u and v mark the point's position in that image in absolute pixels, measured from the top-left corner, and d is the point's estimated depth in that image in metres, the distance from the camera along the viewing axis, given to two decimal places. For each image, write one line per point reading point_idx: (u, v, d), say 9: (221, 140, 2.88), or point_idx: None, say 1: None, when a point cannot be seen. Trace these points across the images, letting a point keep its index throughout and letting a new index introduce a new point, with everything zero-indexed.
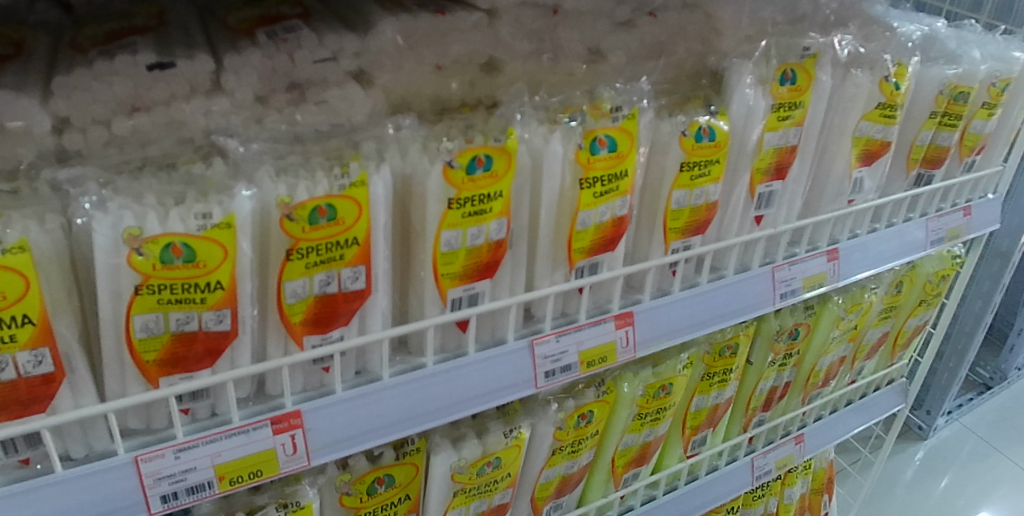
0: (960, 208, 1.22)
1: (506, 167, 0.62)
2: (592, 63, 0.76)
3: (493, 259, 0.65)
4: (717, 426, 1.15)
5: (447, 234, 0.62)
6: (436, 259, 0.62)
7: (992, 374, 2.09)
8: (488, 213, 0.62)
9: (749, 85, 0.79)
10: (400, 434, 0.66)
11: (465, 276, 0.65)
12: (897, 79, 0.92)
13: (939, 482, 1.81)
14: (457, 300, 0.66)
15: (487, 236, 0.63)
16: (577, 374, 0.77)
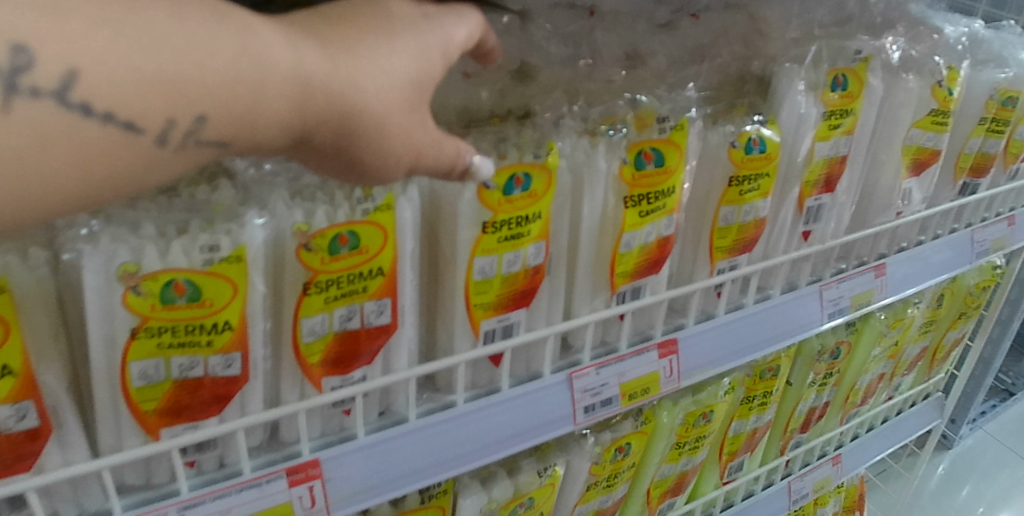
0: (1005, 218, 1.15)
1: (545, 186, 0.56)
2: (631, 70, 0.70)
3: (530, 287, 0.59)
4: (755, 449, 1.08)
5: (481, 261, 0.55)
6: (469, 289, 0.56)
7: (1014, 380, 2.13)
8: (525, 236, 0.56)
9: (801, 92, 0.72)
10: (431, 481, 0.59)
11: (501, 306, 0.58)
12: (949, 84, 0.87)
13: (961, 489, 1.83)
14: (490, 331, 0.59)
15: (525, 262, 0.57)
16: (618, 407, 0.70)
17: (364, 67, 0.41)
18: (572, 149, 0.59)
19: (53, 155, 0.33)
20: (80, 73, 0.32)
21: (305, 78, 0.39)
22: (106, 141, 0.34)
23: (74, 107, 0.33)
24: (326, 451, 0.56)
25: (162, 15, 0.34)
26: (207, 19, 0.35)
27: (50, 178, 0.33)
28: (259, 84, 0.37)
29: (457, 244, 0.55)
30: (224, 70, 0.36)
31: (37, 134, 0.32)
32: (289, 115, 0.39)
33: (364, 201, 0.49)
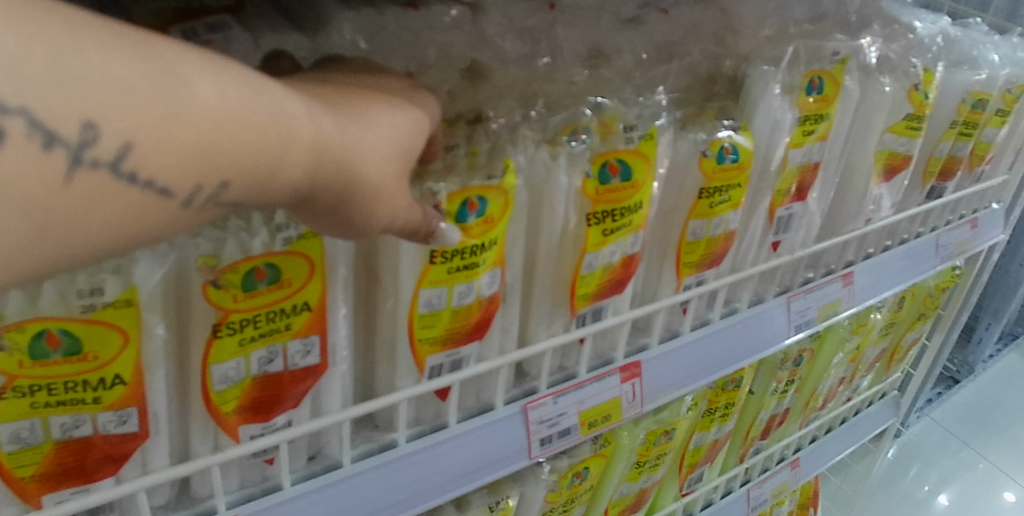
0: (969, 220, 1.12)
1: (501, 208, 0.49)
2: (593, 70, 0.64)
3: (484, 319, 0.53)
4: (714, 460, 1.04)
5: (426, 292, 0.49)
6: (412, 322, 0.50)
7: (959, 367, 2.19)
8: (479, 267, 0.50)
9: (776, 96, 0.67)
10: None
11: (451, 341, 0.52)
12: (925, 88, 0.82)
13: (908, 471, 1.86)
14: (436, 366, 0.53)
15: (480, 292, 0.51)
16: (577, 437, 0.65)
17: (371, 132, 0.38)
18: (530, 160, 0.53)
19: (101, 222, 0.29)
20: (135, 143, 0.29)
21: (323, 146, 0.35)
22: (150, 208, 0.30)
23: (125, 177, 0.29)
24: (248, 505, 0.49)
25: (200, 79, 0.30)
26: (238, 85, 0.32)
27: (94, 246, 0.29)
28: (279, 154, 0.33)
29: (396, 272, 0.48)
30: (255, 137, 0.32)
31: (84, 200, 0.29)
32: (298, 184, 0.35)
33: (284, 229, 0.42)
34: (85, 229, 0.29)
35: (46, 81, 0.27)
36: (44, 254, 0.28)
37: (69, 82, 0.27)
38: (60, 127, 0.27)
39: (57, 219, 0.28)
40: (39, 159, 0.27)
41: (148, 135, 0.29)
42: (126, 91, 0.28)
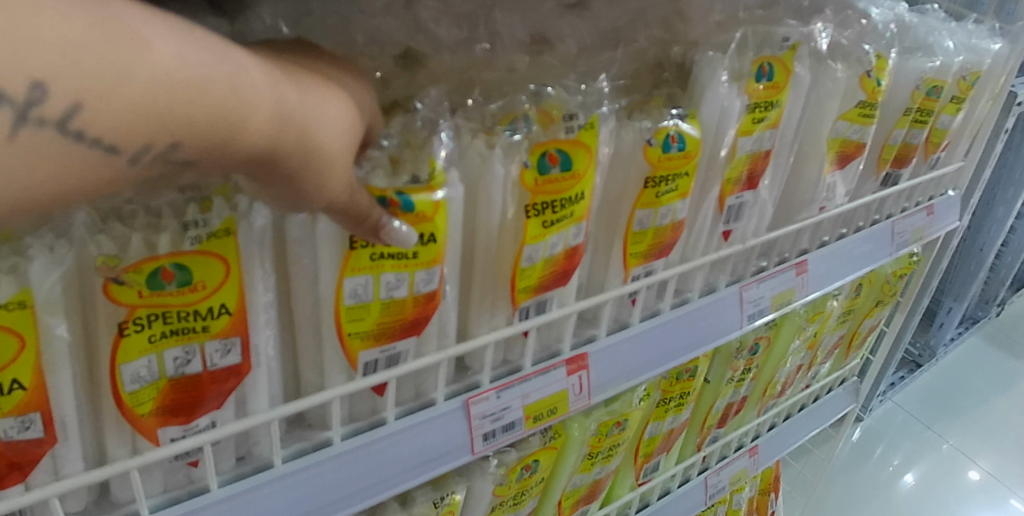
0: (925, 207, 1.13)
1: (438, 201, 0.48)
2: (535, 56, 0.64)
3: (422, 317, 0.51)
4: (671, 449, 1.04)
5: (351, 283, 0.48)
6: (339, 316, 0.49)
7: (921, 351, 2.21)
8: (412, 261, 0.49)
9: (723, 82, 0.66)
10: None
11: (383, 336, 0.51)
12: (878, 74, 0.82)
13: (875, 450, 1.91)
14: (371, 363, 0.52)
15: (413, 285, 0.50)
16: (522, 432, 0.63)
17: (325, 101, 0.39)
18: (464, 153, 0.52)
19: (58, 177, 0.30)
20: (83, 104, 0.29)
21: (286, 118, 0.36)
22: (97, 167, 0.31)
23: (73, 135, 0.29)
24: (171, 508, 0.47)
25: (161, 42, 0.30)
26: (202, 51, 0.31)
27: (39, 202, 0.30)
28: (240, 123, 0.33)
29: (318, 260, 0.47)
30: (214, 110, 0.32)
31: (29, 157, 0.29)
32: (252, 155, 0.35)
33: (193, 227, 0.41)
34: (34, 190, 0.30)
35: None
36: None
37: (20, 41, 0.27)
38: (7, 86, 0.27)
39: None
40: None
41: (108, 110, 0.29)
42: (78, 55, 0.28)
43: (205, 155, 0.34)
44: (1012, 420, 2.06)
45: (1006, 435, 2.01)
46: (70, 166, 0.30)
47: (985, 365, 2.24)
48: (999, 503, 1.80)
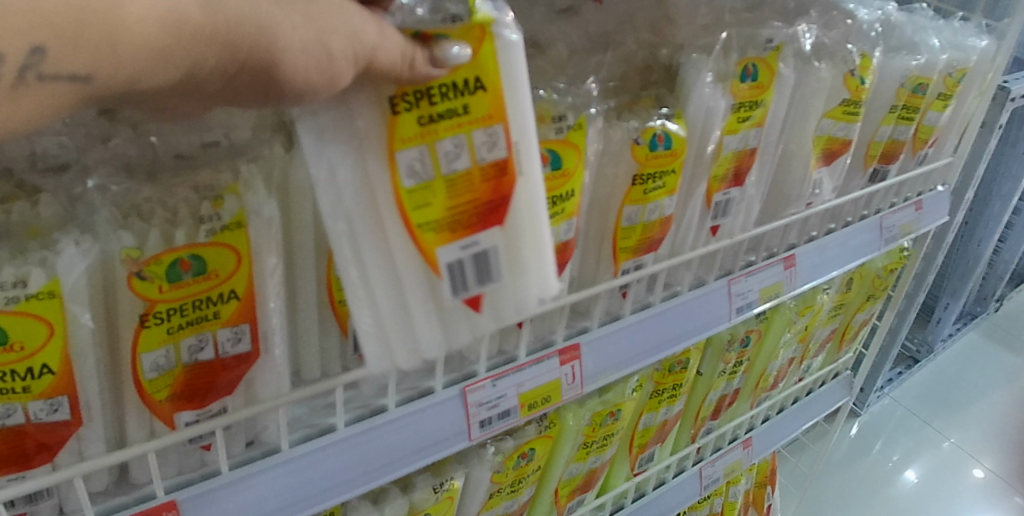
0: (913, 203, 1.15)
1: (480, 35, 0.43)
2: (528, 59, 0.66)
3: (496, 196, 0.47)
4: (665, 440, 1.07)
5: (404, 157, 0.44)
6: (401, 201, 0.45)
7: (919, 347, 2.23)
8: (466, 120, 0.45)
9: (708, 84, 0.69)
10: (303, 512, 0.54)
11: (457, 227, 0.47)
12: (861, 73, 0.84)
13: (873, 446, 1.93)
14: (455, 263, 0.48)
15: (473, 153, 0.45)
16: (516, 419, 0.67)
17: None
18: None
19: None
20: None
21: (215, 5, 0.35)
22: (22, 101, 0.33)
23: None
24: (185, 491, 0.50)
25: None
26: None
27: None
28: (119, 14, 0.33)
29: (368, 145, 0.44)
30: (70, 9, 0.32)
31: None
32: (164, 53, 0.35)
33: (208, 221, 0.44)
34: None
35: None
36: None
37: None
38: None
39: None
40: None
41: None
42: None
43: (120, 73, 0.34)
44: (1009, 414, 2.08)
45: (1003, 430, 2.03)
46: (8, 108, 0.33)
47: (983, 361, 2.26)
48: (997, 501, 1.82)
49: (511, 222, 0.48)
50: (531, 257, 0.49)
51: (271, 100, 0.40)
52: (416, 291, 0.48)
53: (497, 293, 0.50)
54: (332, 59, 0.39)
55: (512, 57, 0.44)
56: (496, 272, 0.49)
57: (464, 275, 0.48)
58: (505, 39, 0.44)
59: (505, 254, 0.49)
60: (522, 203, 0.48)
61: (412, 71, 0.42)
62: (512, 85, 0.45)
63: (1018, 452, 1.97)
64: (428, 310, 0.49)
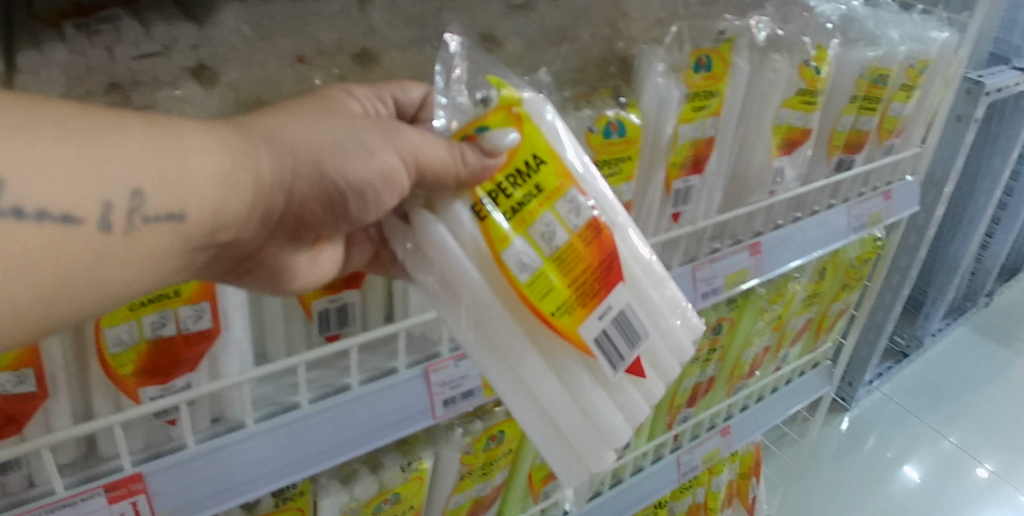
0: (881, 192, 1.18)
1: (512, 110, 0.51)
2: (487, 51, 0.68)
3: (602, 254, 0.53)
4: (640, 428, 1.10)
5: (515, 252, 0.51)
6: (525, 294, 0.51)
7: (908, 341, 2.25)
8: (548, 195, 0.51)
9: (660, 74, 0.71)
10: (298, 476, 0.58)
11: (590, 299, 0.52)
12: (817, 64, 0.87)
13: (867, 442, 1.94)
14: (598, 337, 0.53)
15: (567, 221, 0.52)
16: (480, 398, 0.70)
17: (305, 115, 0.47)
18: None
19: (37, 269, 0.36)
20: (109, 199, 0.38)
21: (272, 145, 0.45)
22: (136, 248, 0.41)
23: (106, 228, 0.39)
24: (175, 455, 0.53)
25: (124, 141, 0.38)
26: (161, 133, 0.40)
27: (35, 296, 0.36)
28: (196, 157, 0.41)
29: (477, 260, 0.51)
30: (143, 154, 0.39)
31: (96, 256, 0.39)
32: (234, 182, 0.43)
33: None
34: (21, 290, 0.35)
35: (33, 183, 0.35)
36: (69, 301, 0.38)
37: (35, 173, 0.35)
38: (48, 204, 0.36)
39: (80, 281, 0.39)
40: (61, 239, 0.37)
41: (37, 181, 0.35)
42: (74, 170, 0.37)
43: (204, 205, 0.42)
44: (997, 407, 2.09)
45: (991, 421, 2.04)
46: (125, 260, 0.41)
47: (971, 355, 2.27)
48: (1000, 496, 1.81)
49: (628, 276, 0.54)
50: (651, 293, 0.56)
51: (328, 207, 0.48)
52: (580, 375, 0.54)
53: (648, 346, 0.56)
54: (377, 161, 0.47)
55: (547, 121, 0.52)
56: (639, 324, 0.55)
57: (613, 341, 0.54)
58: (531, 109, 0.51)
59: (636, 305, 0.55)
60: (625, 250, 0.54)
61: (461, 160, 0.49)
62: (562, 146, 0.52)
63: (1007, 443, 1.98)
64: (598, 386, 0.54)
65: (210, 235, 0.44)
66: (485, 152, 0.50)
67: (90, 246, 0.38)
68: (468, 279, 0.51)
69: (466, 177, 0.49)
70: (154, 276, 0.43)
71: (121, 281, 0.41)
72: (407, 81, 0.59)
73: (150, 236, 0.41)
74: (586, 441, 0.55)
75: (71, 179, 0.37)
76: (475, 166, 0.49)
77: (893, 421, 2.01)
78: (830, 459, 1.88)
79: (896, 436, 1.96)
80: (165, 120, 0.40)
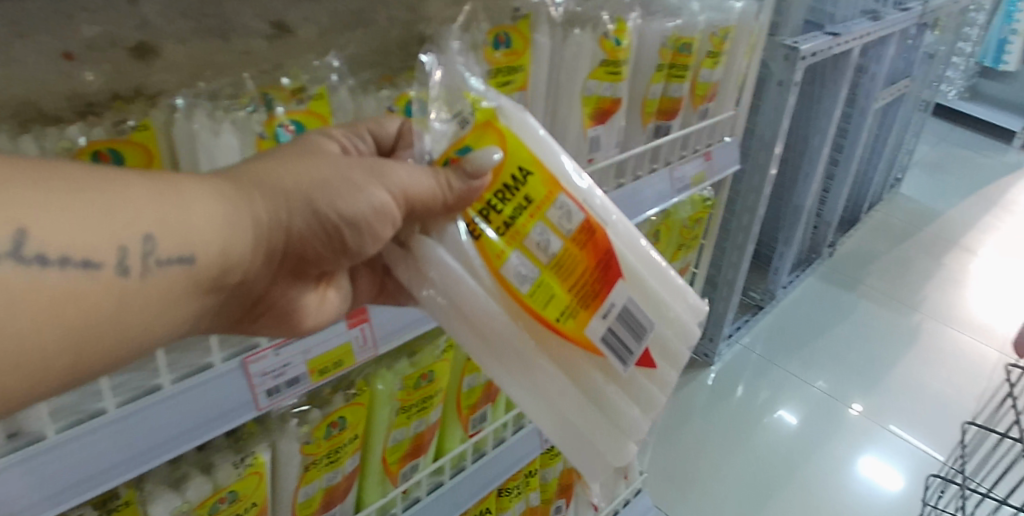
0: (701, 154, 1.26)
1: (495, 130, 0.62)
2: (274, 41, 0.75)
3: (602, 254, 0.65)
4: (496, 399, 1.11)
5: (515, 265, 0.64)
6: (525, 301, 0.65)
7: (762, 296, 2.35)
8: (538, 207, 0.63)
9: (458, 51, 0.74)
10: (152, 464, 0.61)
11: (591, 301, 0.65)
12: (617, 36, 0.91)
13: (736, 391, 2.02)
14: (605, 335, 0.66)
15: (559, 229, 0.64)
16: (308, 385, 0.72)
17: (297, 159, 0.57)
18: (193, 128, 0.60)
19: (61, 314, 0.44)
20: (126, 245, 0.47)
21: (267, 190, 0.55)
22: (156, 293, 0.50)
23: (123, 274, 0.47)
24: (39, 445, 0.55)
25: (136, 201, 0.48)
26: (162, 191, 0.49)
27: (62, 337, 0.44)
28: (192, 210, 0.50)
29: (479, 275, 0.64)
30: (146, 205, 0.48)
31: (117, 300, 0.48)
32: (232, 229, 0.52)
33: None
34: (45, 333, 0.43)
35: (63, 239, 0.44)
36: (95, 339, 0.46)
37: (58, 229, 0.44)
38: (75, 256, 0.44)
39: (99, 324, 0.47)
40: (87, 284, 0.45)
41: (57, 234, 0.44)
42: (85, 225, 0.45)
43: (210, 248, 0.51)
44: (845, 342, 2.23)
45: (843, 357, 2.17)
46: (147, 304, 0.50)
47: (822, 300, 2.41)
48: (870, 436, 1.90)
49: (626, 272, 0.66)
50: (650, 286, 0.68)
51: (331, 238, 0.58)
52: (591, 370, 0.67)
53: (654, 336, 0.69)
54: (367, 196, 0.57)
55: (530, 138, 0.63)
56: (641, 315, 0.67)
57: (617, 335, 0.67)
58: (504, 124, 0.63)
59: (636, 299, 0.67)
60: (623, 248, 0.66)
61: (446, 187, 0.60)
62: (544, 160, 0.63)
63: (857, 378, 2.09)
64: (605, 378, 0.68)
65: (220, 274, 0.54)
66: (469, 174, 0.60)
67: (109, 291, 0.47)
68: (476, 294, 0.64)
69: (453, 201, 0.61)
70: (171, 318, 0.52)
71: (141, 324, 0.50)
72: (382, 117, 0.67)
73: (164, 279, 0.49)
74: (597, 424, 0.69)
75: (90, 230, 0.45)
76: (461, 190, 0.60)
77: (757, 373, 2.09)
78: (700, 414, 1.95)
79: (767, 380, 2.07)
80: (165, 178, 0.50)
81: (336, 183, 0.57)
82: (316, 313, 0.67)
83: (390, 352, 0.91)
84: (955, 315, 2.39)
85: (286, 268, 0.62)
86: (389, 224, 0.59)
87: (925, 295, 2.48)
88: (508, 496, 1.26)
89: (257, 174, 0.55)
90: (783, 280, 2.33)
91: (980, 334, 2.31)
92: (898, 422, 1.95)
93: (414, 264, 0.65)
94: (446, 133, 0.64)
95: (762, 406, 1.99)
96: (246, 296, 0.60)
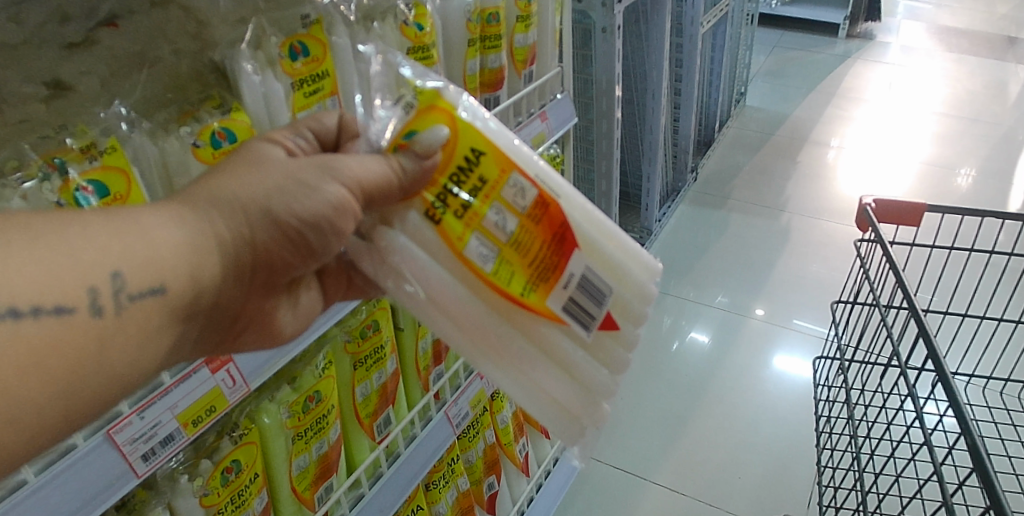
0: (537, 115, 1.26)
1: (440, 110, 0.65)
2: (53, 100, 0.71)
3: (557, 228, 0.67)
4: (398, 399, 1.09)
5: (476, 248, 0.66)
6: (487, 277, 0.67)
7: (641, 233, 2.38)
8: (496, 187, 0.65)
9: (253, 72, 0.76)
10: None
11: (550, 274, 0.68)
12: (417, 21, 0.92)
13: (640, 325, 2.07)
14: (568, 306, 0.69)
15: (514, 206, 0.66)
16: (183, 438, 0.71)
17: (242, 170, 0.61)
18: None
19: (49, 362, 0.50)
20: (94, 287, 0.52)
21: (222, 208, 0.59)
22: (130, 326, 0.54)
23: (96, 312, 0.52)
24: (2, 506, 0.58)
25: (93, 246, 0.53)
26: (119, 230, 0.54)
27: (50, 384, 0.49)
28: (154, 241, 0.55)
29: (444, 258, 0.67)
30: (110, 243, 0.53)
31: (95, 338, 0.53)
32: (196, 255, 0.57)
33: None
34: (34, 382, 0.49)
35: (30, 288, 0.49)
36: (81, 377, 0.52)
37: (25, 280, 0.49)
38: (45, 305, 0.50)
39: (81, 362, 0.52)
40: (66, 325, 0.51)
41: (24, 287, 0.49)
42: (48, 272, 0.51)
43: (179, 275, 0.56)
44: (726, 258, 2.33)
45: (728, 269, 2.28)
46: (127, 338, 0.55)
47: (697, 222, 2.52)
48: (773, 339, 2.00)
49: (583, 241, 0.69)
50: (609, 252, 0.70)
51: (295, 242, 0.62)
52: (561, 341, 0.70)
53: (616, 301, 0.72)
54: (321, 192, 0.61)
55: (478, 119, 0.66)
56: (600, 281, 0.70)
57: (578, 304, 0.69)
58: (454, 110, 0.65)
59: (595, 267, 0.70)
60: (578, 218, 0.69)
61: (398, 169, 0.63)
62: (494, 141, 0.66)
63: (741, 284, 2.22)
64: (573, 346, 0.71)
65: (194, 298, 0.58)
66: (419, 155, 0.63)
67: (85, 333, 0.52)
68: (443, 278, 0.68)
69: (408, 183, 0.64)
70: (153, 350, 0.57)
71: (126, 361, 0.55)
72: (319, 112, 0.72)
73: (140, 312, 0.54)
74: (567, 387, 0.73)
75: (58, 278, 0.51)
76: (413, 171, 0.63)
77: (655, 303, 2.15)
78: None
79: (665, 307, 2.14)
80: (123, 214, 0.55)
81: (286, 186, 0.61)
82: (292, 319, 0.76)
83: (270, 381, 0.90)
84: (820, 207, 2.56)
85: (259, 283, 0.65)
86: (349, 215, 0.62)
87: (788, 195, 2.64)
88: (435, 488, 1.25)
89: (208, 193, 0.59)
90: (657, 214, 2.36)
91: (845, 219, 2.49)
92: (799, 316, 2.08)
93: (378, 256, 0.69)
94: (391, 118, 0.68)
95: (667, 328, 2.06)
96: (224, 316, 0.64)
